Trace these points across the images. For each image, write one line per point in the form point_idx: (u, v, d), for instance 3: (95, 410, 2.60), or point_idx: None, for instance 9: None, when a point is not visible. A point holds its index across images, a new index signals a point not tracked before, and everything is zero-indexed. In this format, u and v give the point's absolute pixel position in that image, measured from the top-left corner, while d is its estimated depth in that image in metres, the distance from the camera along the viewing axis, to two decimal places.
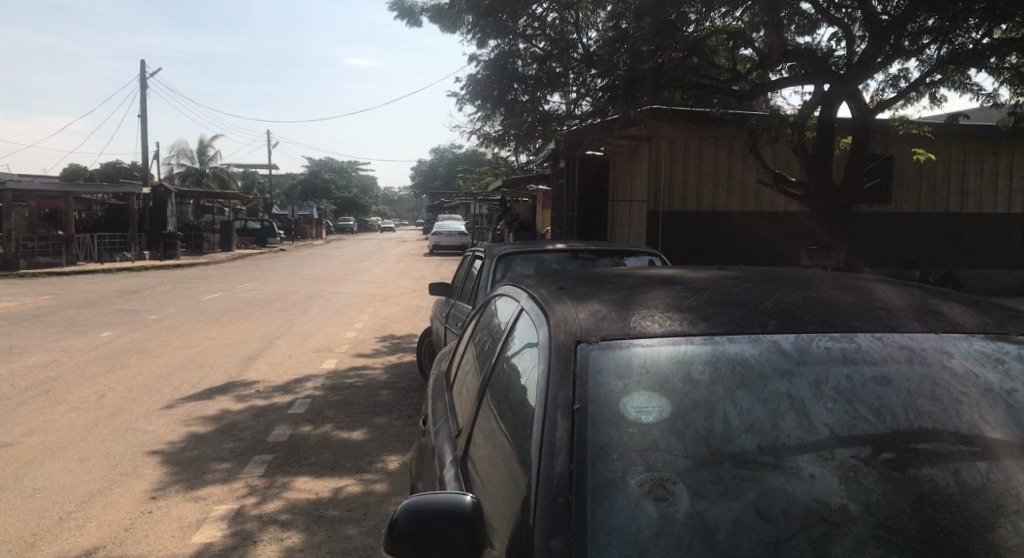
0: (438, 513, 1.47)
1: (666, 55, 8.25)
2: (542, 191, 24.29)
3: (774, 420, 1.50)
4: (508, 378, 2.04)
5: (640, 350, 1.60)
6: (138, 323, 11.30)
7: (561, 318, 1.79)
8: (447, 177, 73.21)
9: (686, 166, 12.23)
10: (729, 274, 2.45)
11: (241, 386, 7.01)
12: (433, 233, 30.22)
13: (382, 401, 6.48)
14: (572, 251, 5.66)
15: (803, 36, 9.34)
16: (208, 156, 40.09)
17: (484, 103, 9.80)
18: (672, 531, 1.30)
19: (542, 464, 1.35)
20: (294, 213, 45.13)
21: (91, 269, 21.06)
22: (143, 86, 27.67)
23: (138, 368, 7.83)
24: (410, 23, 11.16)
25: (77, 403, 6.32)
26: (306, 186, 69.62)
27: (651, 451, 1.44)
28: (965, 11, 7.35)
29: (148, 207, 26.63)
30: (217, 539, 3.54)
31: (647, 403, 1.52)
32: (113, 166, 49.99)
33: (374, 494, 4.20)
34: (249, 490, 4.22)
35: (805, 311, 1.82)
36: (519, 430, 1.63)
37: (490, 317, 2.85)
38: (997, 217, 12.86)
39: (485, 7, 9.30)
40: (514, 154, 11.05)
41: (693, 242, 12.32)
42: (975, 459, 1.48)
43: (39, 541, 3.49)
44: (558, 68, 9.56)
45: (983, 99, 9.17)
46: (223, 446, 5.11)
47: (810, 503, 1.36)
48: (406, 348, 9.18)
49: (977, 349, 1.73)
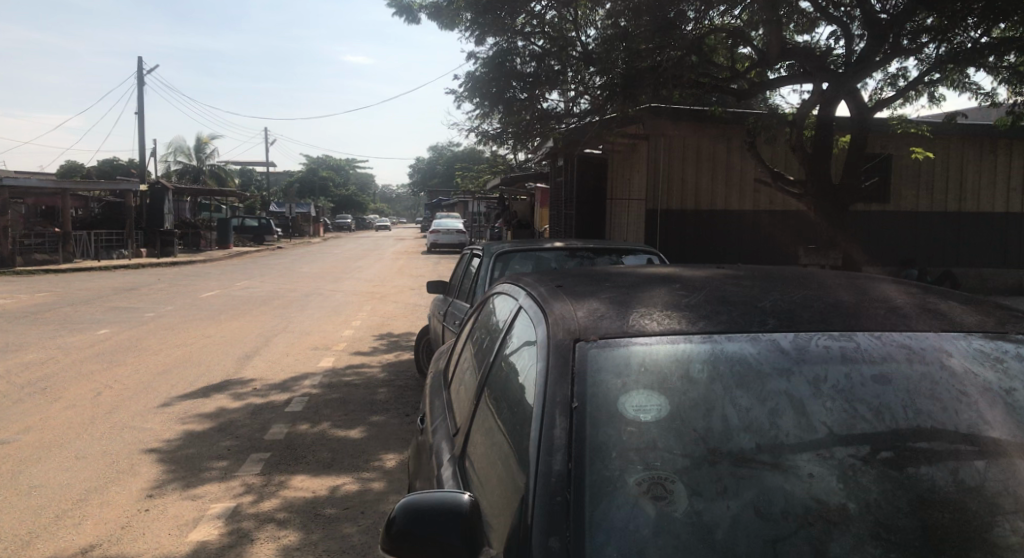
0: (435, 512, 1.46)
1: (666, 54, 8.36)
2: (541, 190, 24.25)
3: (773, 419, 1.50)
4: (507, 376, 2.02)
5: (639, 349, 1.60)
6: (136, 321, 11.26)
7: (559, 316, 1.78)
8: (445, 174, 73.22)
9: (685, 165, 12.19)
10: (726, 273, 2.44)
11: (238, 384, 6.99)
12: (432, 230, 30.15)
13: (379, 399, 6.46)
14: (571, 249, 5.64)
15: (802, 34, 9.35)
16: (205, 153, 39.97)
17: (482, 100, 9.57)
18: (671, 530, 1.29)
19: (540, 464, 1.34)
20: (292, 210, 45.04)
21: (88, 267, 21.00)
22: (140, 82, 27.56)
23: (135, 366, 7.81)
24: (409, 19, 11.11)
25: (74, 400, 6.30)
26: (303, 183, 69.27)
27: (649, 450, 1.43)
28: (964, 10, 7.37)
29: (145, 204, 26.55)
30: (213, 537, 3.53)
31: (646, 402, 1.51)
32: (111, 164, 49.92)
33: (370, 492, 4.20)
34: (246, 489, 4.21)
35: (804, 310, 1.82)
36: (519, 428, 1.62)
37: (489, 314, 2.83)
38: (995, 217, 12.89)
39: (483, 5, 9.33)
40: (512, 152, 11.02)
41: (692, 241, 12.33)
42: (974, 458, 1.48)
43: (35, 539, 3.48)
44: (556, 65, 9.43)
45: (982, 98, 9.18)
46: (220, 444, 5.10)
47: (810, 502, 1.36)
48: (404, 347, 9.16)
49: (977, 348, 1.72)
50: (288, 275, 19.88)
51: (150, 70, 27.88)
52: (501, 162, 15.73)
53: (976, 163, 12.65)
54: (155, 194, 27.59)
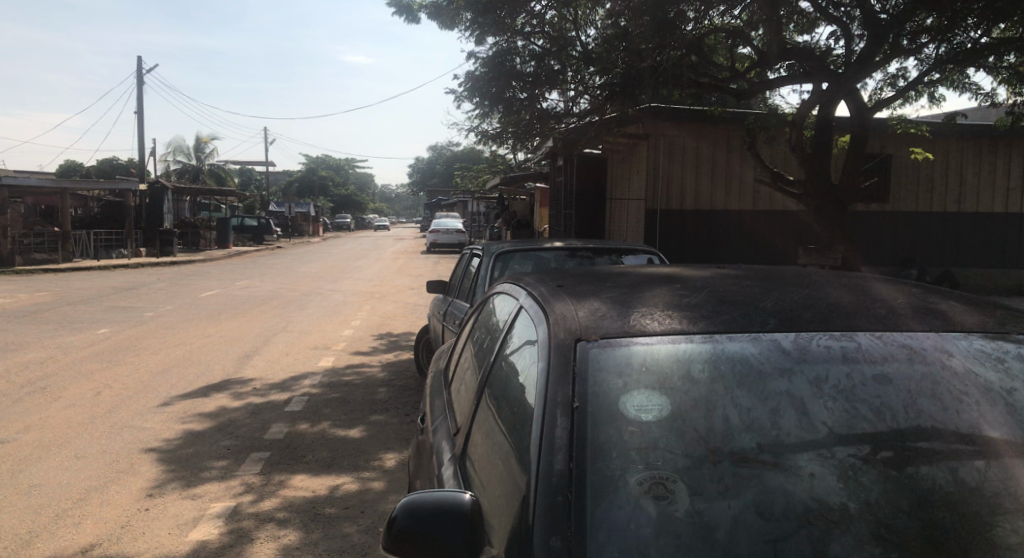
0: (436, 512, 1.46)
1: (666, 54, 8.30)
2: (541, 189, 24.21)
3: (774, 419, 1.50)
4: (508, 376, 2.03)
5: (641, 348, 1.60)
6: (135, 320, 11.26)
7: (560, 316, 1.78)
8: (444, 174, 73.18)
9: (684, 164, 12.19)
10: (727, 273, 2.45)
11: (238, 383, 6.99)
12: (432, 230, 30.14)
13: (379, 399, 6.46)
14: (570, 249, 5.64)
15: (802, 34, 9.36)
16: (204, 152, 39.95)
17: (482, 99, 9.56)
18: (672, 530, 1.29)
19: (541, 463, 1.34)
20: (291, 209, 45.05)
21: (87, 266, 20.99)
22: (140, 81, 27.54)
23: (135, 365, 7.81)
24: (409, 19, 11.11)
25: (74, 400, 6.30)
26: (302, 183, 69.33)
27: (650, 450, 1.43)
28: (963, 10, 7.37)
29: (145, 204, 26.53)
30: (213, 537, 3.53)
31: (647, 402, 1.51)
32: (109, 163, 49.87)
33: (370, 492, 4.19)
34: (246, 488, 4.21)
35: (805, 310, 1.82)
36: (519, 427, 1.63)
37: (489, 314, 2.83)
38: (995, 217, 12.89)
39: (482, 5, 9.33)
40: (511, 152, 11.02)
41: (691, 241, 12.32)
42: (973, 457, 1.48)
43: (35, 538, 3.48)
44: (555, 65, 9.36)
45: (982, 98, 9.19)
46: (220, 444, 5.11)
47: (810, 502, 1.36)
48: (403, 347, 9.15)
49: (977, 349, 1.73)
50: (287, 274, 19.88)
51: (150, 70, 27.86)
52: (501, 161, 15.73)
53: (975, 163, 12.66)
54: (154, 193, 27.59)
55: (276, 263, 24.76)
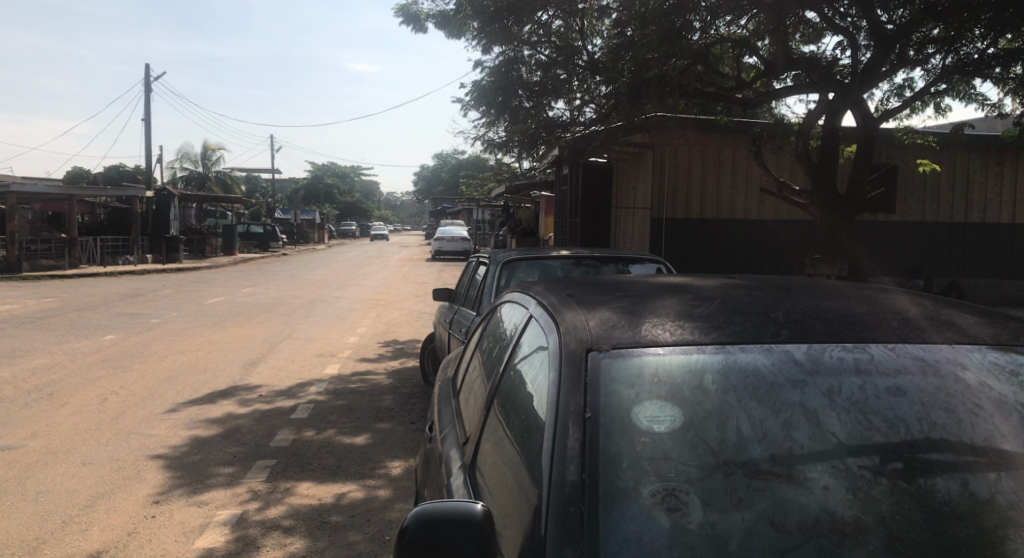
0: (449, 521, 1.46)
1: (670, 64, 8.23)
2: (546, 199, 24.14)
3: (787, 431, 1.50)
4: (516, 384, 2.04)
5: (651, 359, 1.60)
6: (141, 327, 11.27)
7: (571, 325, 1.77)
8: (450, 182, 73.29)
9: (689, 173, 12.22)
10: (737, 283, 2.46)
11: (244, 390, 6.99)
12: (436, 237, 30.12)
13: (385, 406, 6.46)
14: (575, 257, 5.72)
15: (808, 44, 9.45)
16: (210, 159, 40.18)
17: (488, 108, 9.64)
18: (685, 541, 1.28)
19: (554, 473, 1.34)
20: (297, 220, 45.16)
21: (93, 273, 21.07)
22: (147, 88, 27.77)
23: (141, 372, 7.82)
24: (416, 28, 11.17)
25: (82, 406, 6.32)
26: (307, 188, 69.18)
27: (662, 460, 1.43)
28: (970, 21, 7.35)
29: (151, 210, 26.59)
30: (219, 544, 3.53)
31: (658, 412, 1.52)
32: (116, 170, 50.30)
33: (377, 500, 4.18)
34: (252, 495, 4.21)
35: (818, 321, 1.82)
36: (530, 438, 1.62)
37: (495, 325, 2.87)
38: (1001, 226, 12.82)
39: (489, 14, 9.15)
40: (516, 160, 11.14)
41: (695, 249, 12.34)
42: (987, 470, 1.48)
43: (41, 545, 3.48)
44: (561, 74, 9.27)
45: (989, 108, 9.19)
46: (226, 451, 5.10)
47: (823, 513, 1.35)
48: (409, 354, 9.15)
49: (990, 361, 1.73)
50: (293, 282, 19.93)
51: (157, 77, 28.04)
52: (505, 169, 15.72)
53: (981, 173, 12.62)
54: (161, 200, 27.37)
55: (282, 269, 24.89)
